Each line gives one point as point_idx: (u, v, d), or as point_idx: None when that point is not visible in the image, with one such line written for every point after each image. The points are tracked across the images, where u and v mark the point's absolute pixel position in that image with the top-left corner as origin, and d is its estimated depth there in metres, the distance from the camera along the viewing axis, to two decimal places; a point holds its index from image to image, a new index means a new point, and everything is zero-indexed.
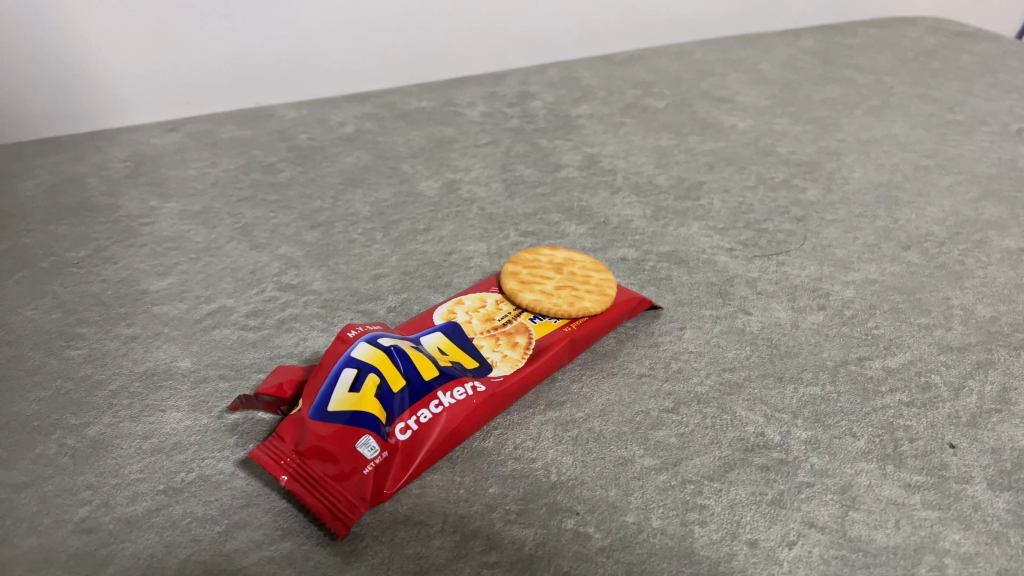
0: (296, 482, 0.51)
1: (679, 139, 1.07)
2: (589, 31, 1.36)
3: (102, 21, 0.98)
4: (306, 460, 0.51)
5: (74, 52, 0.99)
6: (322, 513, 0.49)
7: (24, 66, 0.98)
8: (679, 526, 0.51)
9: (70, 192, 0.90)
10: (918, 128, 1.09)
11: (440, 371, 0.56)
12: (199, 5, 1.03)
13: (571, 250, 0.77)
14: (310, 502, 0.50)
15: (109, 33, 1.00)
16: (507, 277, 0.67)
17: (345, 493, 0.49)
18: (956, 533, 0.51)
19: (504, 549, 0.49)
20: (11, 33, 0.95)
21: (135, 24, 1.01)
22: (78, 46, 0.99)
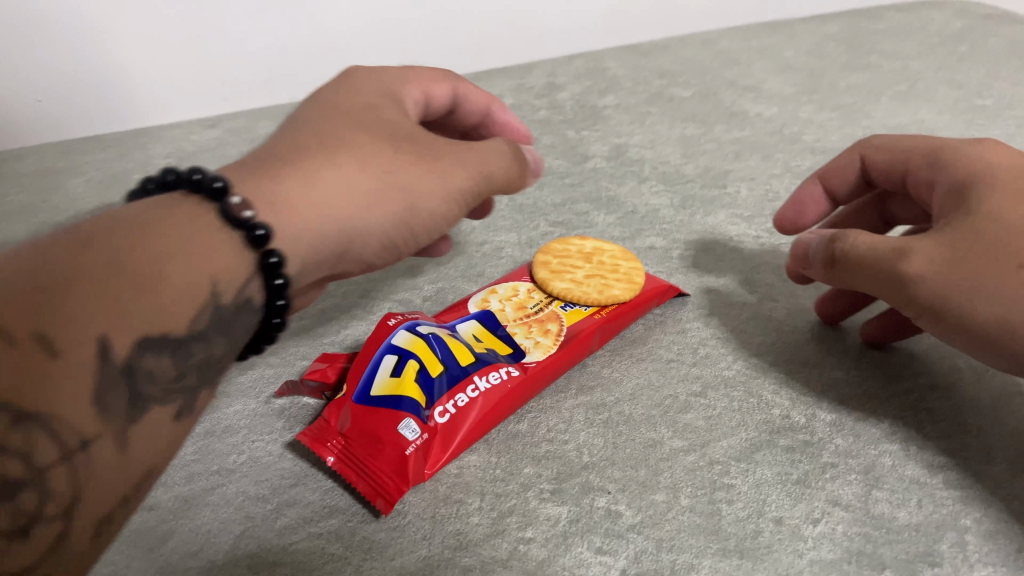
0: (341, 462, 0.55)
1: (706, 128, 1.08)
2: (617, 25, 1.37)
3: (137, 23, 1.02)
4: (351, 443, 0.55)
5: (111, 51, 1.04)
6: (366, 492, 0.53)
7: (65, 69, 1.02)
8: (706, 504, 0.53)
9: (117, 189, 0.94)
10: (945, 113, 1.10)
11: (475, 358, 0.61)
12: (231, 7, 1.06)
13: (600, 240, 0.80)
14: (354, 481, 0.53)
15: (145, 33, 1.04)
16: (540, 267, 0.72)
17: (388, 470, 0.53)
18: (977, 511, 0.52)
19: (540, 526, 0.51)
20: (51, 37, 0.99)
21: (170, 26, 1.04)
22: (113, 44, 1.03)
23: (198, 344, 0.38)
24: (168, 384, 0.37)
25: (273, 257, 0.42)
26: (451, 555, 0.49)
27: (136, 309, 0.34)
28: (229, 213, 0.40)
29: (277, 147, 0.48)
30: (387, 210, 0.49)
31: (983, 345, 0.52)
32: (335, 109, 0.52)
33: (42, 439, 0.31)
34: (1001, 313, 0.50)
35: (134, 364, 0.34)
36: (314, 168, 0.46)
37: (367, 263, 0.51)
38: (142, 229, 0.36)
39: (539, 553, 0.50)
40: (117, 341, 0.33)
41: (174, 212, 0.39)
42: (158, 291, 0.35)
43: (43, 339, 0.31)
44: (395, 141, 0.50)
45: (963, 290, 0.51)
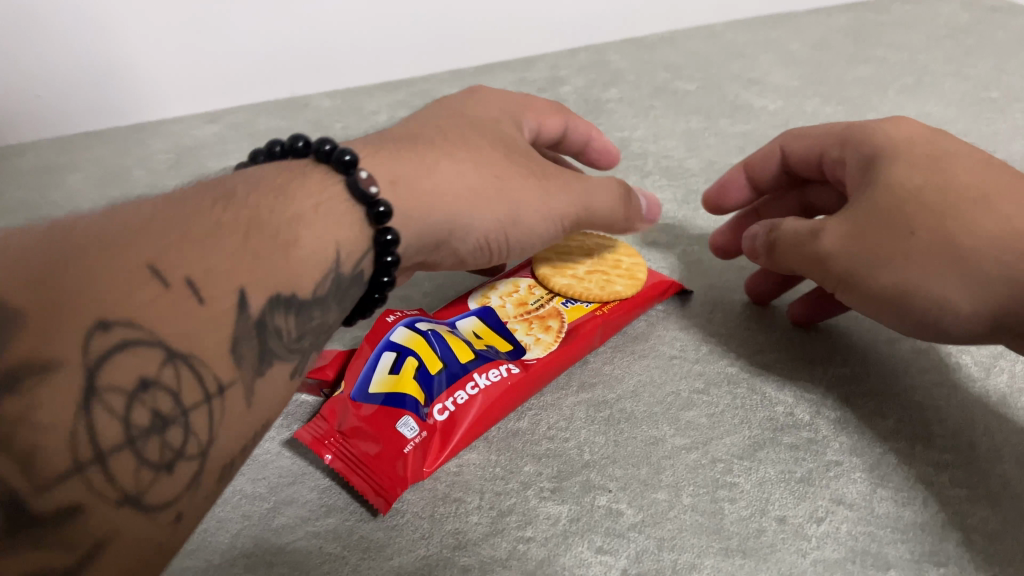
0: (339, 460, 0.54)
1: (710, 122, 1.07)
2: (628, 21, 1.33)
3: (139, 21, 1.03)
4: (348, 439, 0.55)
5: (112, 48, 1.04)
6: (364, 490, 0.52)
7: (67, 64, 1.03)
8: (709, 502, 0.52)
9: (116, 185, 0.93)
10: (952, 107, 1.09)
11: (475, 354, 0.62)
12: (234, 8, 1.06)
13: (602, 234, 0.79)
14: (352, 479, 0.53)
15: (147, 29, 1.04)
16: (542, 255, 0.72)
17: (386, 467, 0.53)
18: (984, 510, 0.51)
19: (540, 525, 0.51)
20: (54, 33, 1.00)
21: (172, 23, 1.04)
22: (115, 41, 1.04)
23: (314, 309, 0.43)
24: (288, 343, 0.42)
25: (387, 235, 0.48)
26: (450, 554, 0.49)
27: (269, 268, 0.40)
28: (358, 186, 0.48)
29: (408, 136, 0.57)
30: (495, 210, 0.56)
31: (897, 315, 0.52)
32: (463, 120, 0.60)
33: (187, 377, 0.35)
34: (901, 280, 0.50)
35: (263, 319, 0.39)
36: (435, 162, 0.54)
37: (468, 258, 0.59)
38: (273, 202, 0.43)
39: (539, 552, 0.49)
40: (252, 293, 0.39)
41: (308, 187, 0.47)
42: (287, 254, 0.42)
43: (192, 285, 0.36)
44: (512, 158, 0.59)
45: (865, 262, 0.52)
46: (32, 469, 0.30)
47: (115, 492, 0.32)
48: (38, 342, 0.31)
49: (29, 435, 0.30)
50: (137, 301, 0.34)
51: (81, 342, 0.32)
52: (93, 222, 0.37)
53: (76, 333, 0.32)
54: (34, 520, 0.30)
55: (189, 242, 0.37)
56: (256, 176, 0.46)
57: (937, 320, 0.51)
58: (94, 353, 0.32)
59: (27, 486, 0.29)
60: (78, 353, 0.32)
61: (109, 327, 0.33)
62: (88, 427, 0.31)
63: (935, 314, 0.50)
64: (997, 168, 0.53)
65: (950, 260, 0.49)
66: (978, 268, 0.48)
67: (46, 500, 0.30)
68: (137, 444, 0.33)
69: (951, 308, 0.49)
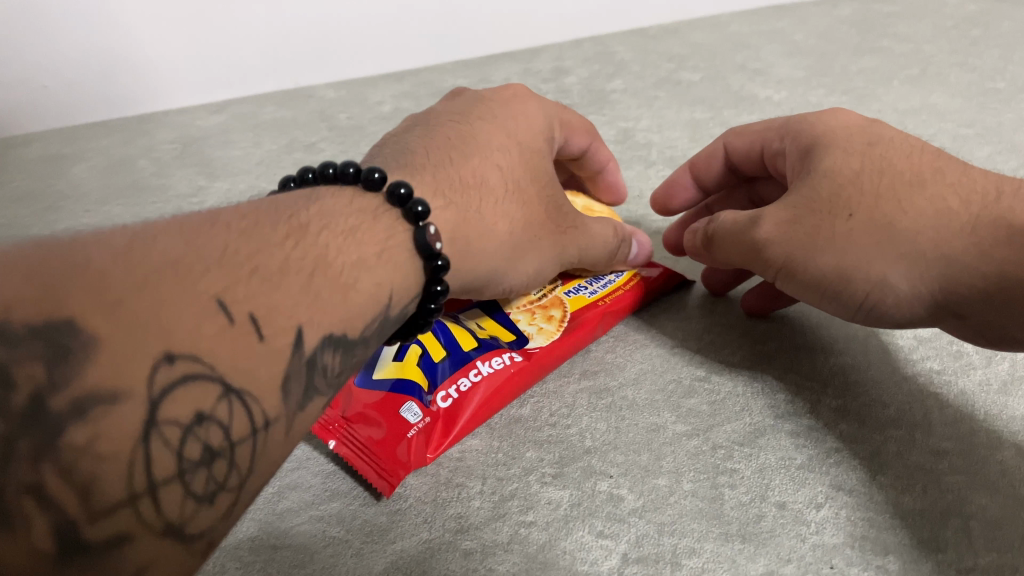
0: (343, 446, 0.55)
1: (714, 112, 1.07)
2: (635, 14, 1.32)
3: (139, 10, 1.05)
4: (352, 424, 0.57)
5: (114, 38, 1.06)
6: (367, 475, 0.53)
7: (72, 55, 1.06)
8: (709, 488, 0.52)
9: (121, 174, 0.94)
10: (957, 97, 1.08)
11: (478, 343, 0.64)
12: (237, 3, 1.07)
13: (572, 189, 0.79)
14: (355, 463, 0.54)
15: (148, 17, 1.06)
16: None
17: (388, 451, 0.54)
18: (983, 497, 0.52)
19: (541, 510, 0.51)
20: (58, 22, 1.03)
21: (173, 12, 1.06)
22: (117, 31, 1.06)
23: (359, 350, 0.43)
24: (332, 379, 0.41)
25: (438, 286, 0.50)
26: (451, 538, 0.49)
27: (326, 310, 0.41)
28: (426, 242, 0.49)
29: (465, 173, 0.56)
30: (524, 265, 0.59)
31: (839, 302, 0.53)
32: (513, 148, 0.61)
33: (238, 412, 0.35)
34: (839, 262, 0.51)
35: (315, 358, 0.40)
36: (489, 219, 0.56)
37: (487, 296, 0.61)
38: (336, 243, 0.44)
39: (540, 537, 0.49)
40: (308, 336, 0.39)
41: (372, 230, 0.47)
42: (345, 297, 0.43)
43: (254, 322, 0.37)
44: (548, 212, 0.61)
45: (804, 246, 0.53)
46: (90, 497, 0.30)
47: (162, 522, 0.32)
48: (105, 368, 0.31)
49: (90, 466, 0.30)
50: (203, 338, 0.35)
51: (147, 374, 0.32)
52: (166, 238, 0.37)
53: (143, 364, 0.32)
54: (87, 547, 0.30)
55: (257, 286, 0.38)
56: (327, 213, 0.46)
57: (876, 303, 0.51)
58: (158, 383, 0.32)
59: (82, 514, 0.30)
60: (143, 385, 0.32)
61: (173, 359, 0.33)
62: (145, 458, 0.32)
63: (873, 296, 0.51)
64: (933, 155, 0.54)
65: (885, 239, 0.50)
66: (914, 246, 0.49)
67: (99, 527, 0.30)
68: (185, 476, 0.33)
69: (889, 289, 0.50)
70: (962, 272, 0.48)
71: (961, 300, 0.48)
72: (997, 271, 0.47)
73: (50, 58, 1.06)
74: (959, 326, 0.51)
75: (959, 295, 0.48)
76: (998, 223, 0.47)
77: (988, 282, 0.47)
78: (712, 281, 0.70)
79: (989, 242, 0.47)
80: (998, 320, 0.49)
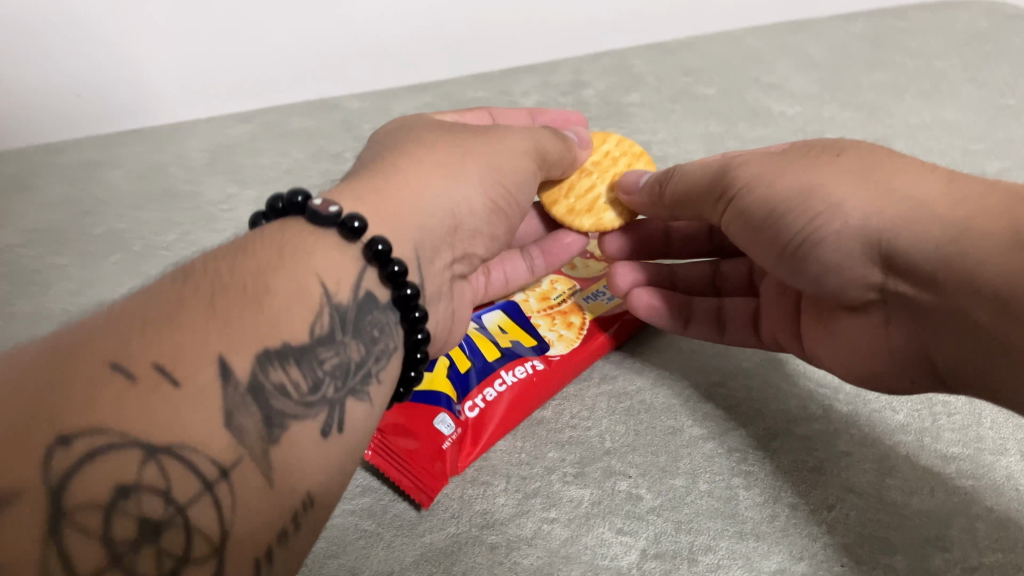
0: (379, 456, 0.56)
1: (729, 125, 1.09)
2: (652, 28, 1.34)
3: (161, 32, 1.06)
4: (388, 437, 0.57)
5: (142, 57, 1.08)
6: (406, 485, 0.54)
7: (102, 72, 1.08)
8: (724, 489, 0.55)
9: (153, 180, 0.97)
10: (968, 112, 1.11)
11: (501, 352, 0.65)
12: (263, 24, 1.09)
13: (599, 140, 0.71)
14: (393, 474, 0.55)
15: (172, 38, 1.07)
16: (556, 199, 0.67)
17: (424, 460, 0.55)
18: (989, 500, 0.54)
19: (563, 507, 0.53)
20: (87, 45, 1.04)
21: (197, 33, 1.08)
22: (144, 50, 1.08)
23: (328, 350, 0.41)
24: (302, 397, 0.39)
25: (393, 265, 0.46)
26: (478, 532, 0.52)
27: (241, 328, 0.38)
28: (319, 212, 0.45)
29: (371, 155, 0.56)
30: (477, 172, 0.55)
31: (782, 228, 0.50)
32: (417, 122, 0.61)
33: (174, 471, 0.33)
34: (808, 180, 0.48)
35: (257, 381, 0.37)
36: (396, 166, 0.52)
37: (481, 233, 0.57)
38: (232, 264, 0.41)
39: (562, 533, 0.52)
40: (234, 359, 0.36)
41: (270, 238, 0.44)
42: (261, 308, 0.39)
43: (162, 370, 0.34)
44: (466, 134, 0.58)
45: (775, 166, 0.51)
46: None
47: None
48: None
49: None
50: (102, 407, 0.32)
51: (42, 462, 0.30)
52: (60, 338, 0.35)
53: (35, 455, 0.30)
54: None
55: (150, 338, 0.35)
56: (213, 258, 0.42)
57: (821, 230, 0.48)
58: (57, 472, 0.30)
59: None
60: (40, 476, 0.30)
61: (70, 440, 0.31)
62: (59, 553, 0.29)
63: (823, 218, 0.47)
64: None
65: (865, 173, 0.47)
66: (885, 183, 0.46)
67: None
68: (126, 556, 0.31)
69: (841, 214, 0.46)
70: (922, 217, 0.44)
71: (909, 248, 0.44)
72: (954, 221, 0.43)
73: (79, 78, 1.07)
74: (894, 292, 0.48)
75: (907, 240, 0.44)
76: (983, 186, 0.44)
77: (944, 234, 0.43)
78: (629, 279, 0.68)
79: (966, 196, 0.44)
80: (941, 281, 0.44)
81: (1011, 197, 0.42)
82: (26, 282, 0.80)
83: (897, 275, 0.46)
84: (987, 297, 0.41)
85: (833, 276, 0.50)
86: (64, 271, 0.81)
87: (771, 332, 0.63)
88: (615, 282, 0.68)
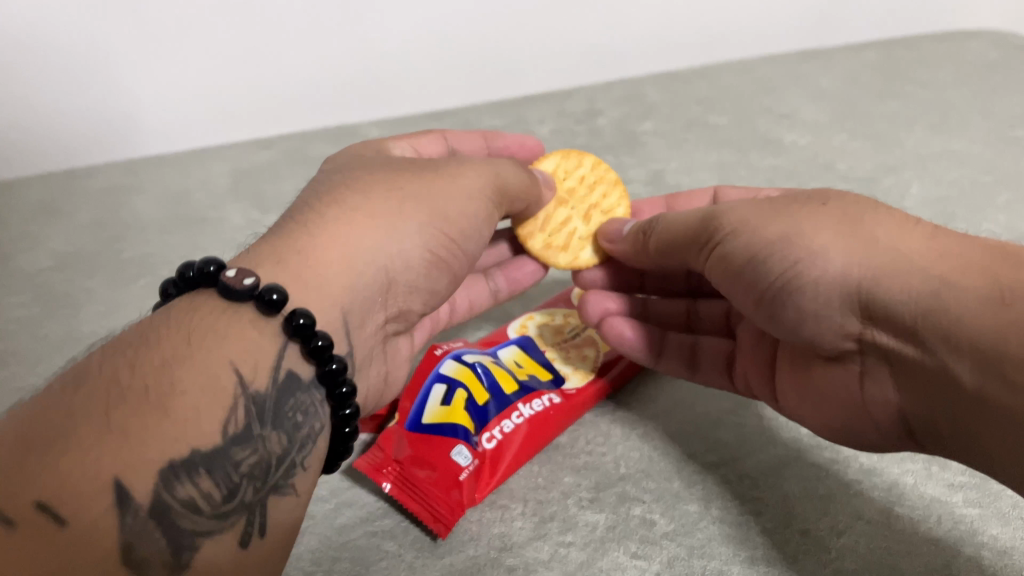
0: (398, 488, 0.58)
1: (741, 155, 1.11)
2: (666, 57, 1.36)
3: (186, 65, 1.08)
4: (406, 468, 0.58)
5: (167, 87, 1.10)
6: (425, 517, 0.56)
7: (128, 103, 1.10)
8: (736, 515, 0.56)
9: (179, 205, 1.00)
10: (977, 143, 1.12)
11: (519, 386, 0.65)
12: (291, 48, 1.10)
13: (566, 165, 0.75)
14: (412, 507, 0.56)
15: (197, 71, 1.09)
16: (533, 233, 0.71)
17: (442, 491, 0.57)
18: (994, 528, 0.55)
19: (578, 531, 0.55)
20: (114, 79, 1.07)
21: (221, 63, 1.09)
22: (169, 83, 1.09)
23: (244, 450, 0.41)
24: (216, 507, 0.39)
25: (319, 339, 0.46)
26: (496, 555, 0.54)
27: (139, 442, 0.37)
28: (234, 288, 0.45)
29: (307, 200, 0.55)
30: (416, 224, 0.55)
31: (762, 272, 0.52)
32: (363, 160, 0.60)
33: None
34: (788, 228, 0.51)
35: (162, 501, 0.37)
36: (329, 219, 0.52)
37: (420, 289, 0.57)
38: (133, 365, 0.40)
39: (578, 556, 0.53)
40: (133, 482, 0.36)
41: (176, 327, 0.43)
42: (165, 416, 0.39)
43: (46, 509, 0.34)
44: (409, 177, 0.57)
45: (757, 215, 0.53)
46: None
47: None
48: None
49: None
50: None
51: None
52: None
53: None
54: None
55: (40, 469, 0.35)
56: (114, 357, 0.41)
57: (801, 275, 0.49)
58: None
59: None
60: None
61: None
62: None
63: (803, 263, 0.49)
64: None
65: (847, 224, 0.49)
66: (866, 234, 0.48)
67: None
68: None
69: (822, 260, 0.48)
70: (904, 269, 0.45)
71: (888, 298, 0.46)
72: (935, 274, 0.44)
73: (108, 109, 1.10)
74: (872, 343, 0.49)
75: (887, 291, 0.45)
76: (966, 244, 0.45)
77: (927, 283, 0.44)
78: (600, 309, 0.68)
79: (950, 251, 0.45)
80: (921, 333, 0.45)
81: (997, 257, 0.43)
82: (57, 305, 0.82)
83: (877, 325, 0.48)
84: (968, 353, 0.42)
85: (809, 324, 0.51)
86: (93, 294, 0.84)
87: (743, 376, 0.64)
88: (587, 311, 0.68)
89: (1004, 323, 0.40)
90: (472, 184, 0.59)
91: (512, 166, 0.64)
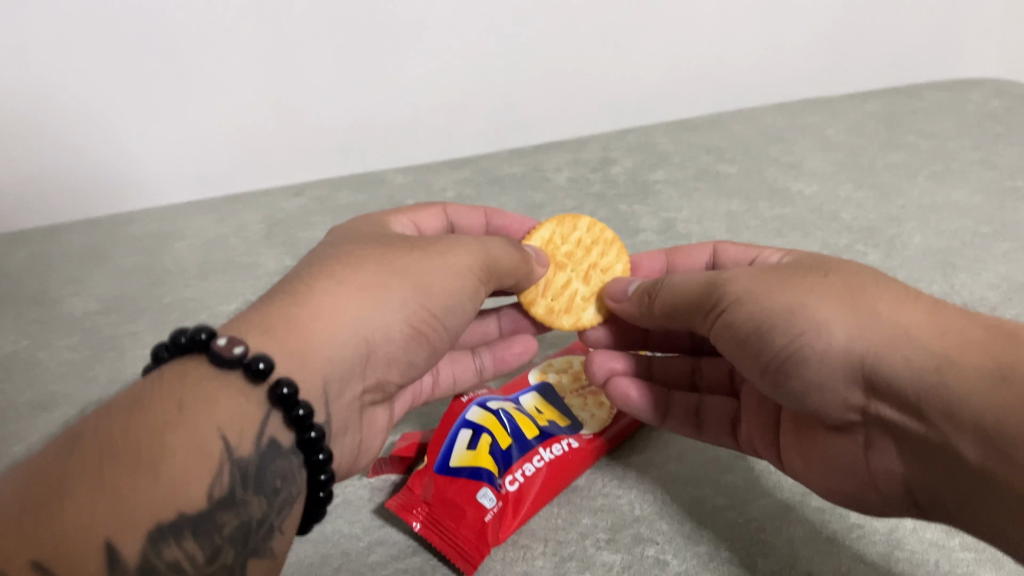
0: (427, 528, 0.62)
1: (749, 204, 1.16)
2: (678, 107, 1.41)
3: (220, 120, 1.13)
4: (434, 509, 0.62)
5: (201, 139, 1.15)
6: (453, 556, 0.60)
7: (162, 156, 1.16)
8: (744, 557, 0.60)
9: (215, 252, 1.05)
10: (978, 194, 1.17)
11: (539, 431, 0.69)
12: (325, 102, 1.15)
13: (561, 232, 0.80)
14: (441, 546, 0.60)
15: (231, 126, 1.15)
16: (536, 299, 0.75)
17: (467, 531, 0.61)
18: (989, 572, 0.58)
19: (596, 570, 0.59)
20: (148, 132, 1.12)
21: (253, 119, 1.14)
22: (203, 135, 1.15)
23: (227, 513, 0.44)
24: (199, 565, 0.43)
25: (297, 410, 0.49)
26: None
27: (131, 503, 0.40)
28: (223, 357, 0.48)
29: (301, 269, 0.60)
30: (400, 297, 0.59)
31: (767, 343, 0.57)
32: (360, 237, 0.65)
33: None
34: (792, 301, 0.55)
35: (150, 562, 0.40)
36: (319, 287, 0.56)
37: (397, 361, 0.60)
38: (125, 424, 0.43)
39: None
40: (124, 543, 0.39)
41: (168, 390, 0.46)
42: (155, 477, 0.41)
43: (41, 567, 0.37)
44: (399, 253, 0.62)
45: (760, 289, 0.58)
46: None
47: None
48: None
49: None
50: None
51: None
52: None
53: None
54: None
55: (36, 526, 0.37)
56: (104, 416, 0.44)
57: (805, 347, 0.54)
58: None
59: None
60: None
61: None
62: None
63: (808, 335, 0.54)
64: None
65: (850, 300, 0.54)
66: (867, 309, 0.52)
67: None
68: None
69: (826, 334, 0.53)
70: (905, 343, 0.49)
71: (890, 370, 0.49)
72: (937, 350, 0.48)
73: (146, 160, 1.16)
74: (875, 416, 0.53)
75: (890, 365, 0.49)
76: (962, 320, 0.50)
77: (929, 357, 0.48)
78: (606, 367, 0.71)
79: (947, 329, 0.49)
80: (924, 408, 0.48)
81: (992, 337, 0.47)
82: (103, 350, 0.87)
83: (879, 399, 0.52)
84: (966, 426, 0.45)
85: (815, 395, 0.55)
86: (137, 338, 0.89)
87: (749, 436, 0.67)
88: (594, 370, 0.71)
89: (1004, 400, 0.44)
90: (458, 262, 0.63)
91: (497, 243, 0.69)
